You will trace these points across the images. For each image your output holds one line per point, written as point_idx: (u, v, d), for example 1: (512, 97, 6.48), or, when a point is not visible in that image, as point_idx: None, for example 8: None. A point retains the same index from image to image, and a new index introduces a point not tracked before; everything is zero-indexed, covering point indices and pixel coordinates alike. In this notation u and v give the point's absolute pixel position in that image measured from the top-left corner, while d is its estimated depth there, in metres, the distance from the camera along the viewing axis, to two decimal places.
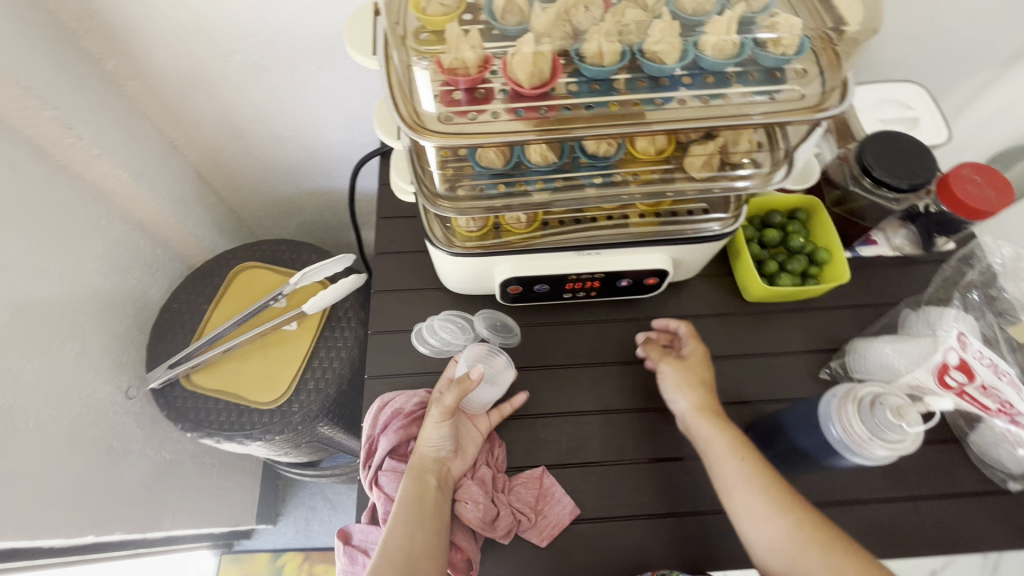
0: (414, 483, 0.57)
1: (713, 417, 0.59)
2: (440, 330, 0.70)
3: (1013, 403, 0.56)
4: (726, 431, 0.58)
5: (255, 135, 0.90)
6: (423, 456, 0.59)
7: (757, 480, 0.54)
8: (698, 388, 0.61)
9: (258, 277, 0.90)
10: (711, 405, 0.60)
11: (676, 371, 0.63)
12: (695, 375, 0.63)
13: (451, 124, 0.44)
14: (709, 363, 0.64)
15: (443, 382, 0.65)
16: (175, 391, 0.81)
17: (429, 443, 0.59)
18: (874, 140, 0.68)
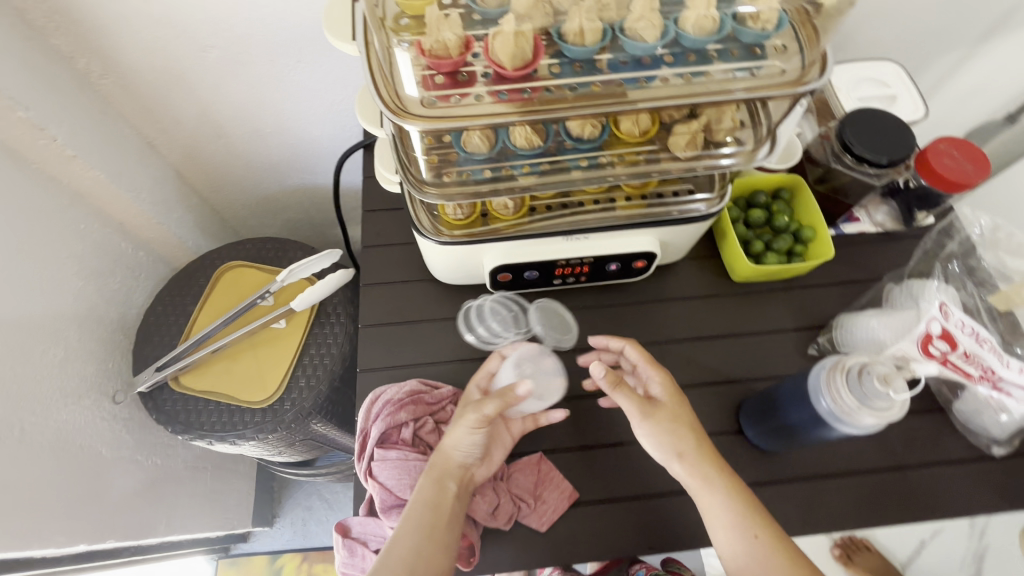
0: (431, 490, 0.55)
1: (719, 480, 0.56)
2: (490, 320, 0.69)
3: (995, 368, 0.58)
4: (734, 496, 0.55)
5: (235, 132, 0.89)
6: (449, 459, 0.57)
7: (774, 556, 0.53)
8: (689, 443, 0.57)
9: (244, 275, 0.89)
10: (709, 461, 0.57)
11: (660, 426, 0.58)
12: (681, 425, 0.58)
13: (434, 107, 0.43)
14: (681, 398, 0.60)
15: (483, 376, 0.64)
16: (164, 394, 0.80)
17: (457, 445, 0.57)
18: (854, 117, 0.69)
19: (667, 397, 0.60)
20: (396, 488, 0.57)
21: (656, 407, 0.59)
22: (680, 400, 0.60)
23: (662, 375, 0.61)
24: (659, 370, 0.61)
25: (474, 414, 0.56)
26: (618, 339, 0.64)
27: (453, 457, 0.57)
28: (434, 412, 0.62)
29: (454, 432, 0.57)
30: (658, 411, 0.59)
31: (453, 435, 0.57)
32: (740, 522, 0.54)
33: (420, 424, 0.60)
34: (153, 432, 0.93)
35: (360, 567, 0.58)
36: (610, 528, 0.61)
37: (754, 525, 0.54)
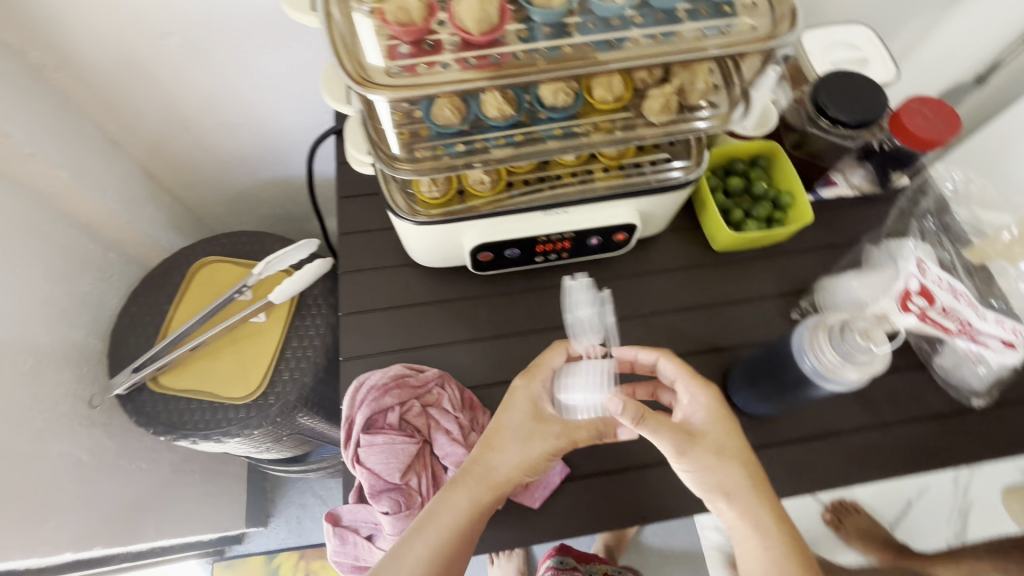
0: (470, 512, 0.52)
1: (774, 534, 0.50)
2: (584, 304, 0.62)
3: (972, 321, 0.59)
4: (787, 549, 0.50)
5: (202, 125, 0.86)
6: (505, 476, 0.53)
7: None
8: (738, 483, 0.51)
9: (220, 271, 0.86)
10: (760, 506, 0.51)
11: (703, 462, 0.52)
12: (728, 462, 0.52)
13: (400, 76, 0.42)
14: (729, 424, 0.53)
15: (546, 372, 0.56)
16: (143, 395, 0.78)
17: (517, 467, 0.53)
18: (827, 79, 0.69)
19: (713, 427, 0.53)
20: (384, 472, 0.56)
21: (697, 440, 0.52)
22: (730, 431, 0.53)
23: (711, 401, 0.54)
24: (707, 393, 0.54)
25: (557, 440, 0.54)
26: (648, 351, 0.58)
27: (509, 475, 0.53)
28: (420, 395, 0.61)
29: (520, 450, 0.54)
30: (698, 441, 0.52)
31: (518, 453, 0.53)
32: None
33: (406, 408, 0.59)
34: (136, 437, 0.91)
35: (353, 554, 0.57)
36: (602, 500, 0.62)
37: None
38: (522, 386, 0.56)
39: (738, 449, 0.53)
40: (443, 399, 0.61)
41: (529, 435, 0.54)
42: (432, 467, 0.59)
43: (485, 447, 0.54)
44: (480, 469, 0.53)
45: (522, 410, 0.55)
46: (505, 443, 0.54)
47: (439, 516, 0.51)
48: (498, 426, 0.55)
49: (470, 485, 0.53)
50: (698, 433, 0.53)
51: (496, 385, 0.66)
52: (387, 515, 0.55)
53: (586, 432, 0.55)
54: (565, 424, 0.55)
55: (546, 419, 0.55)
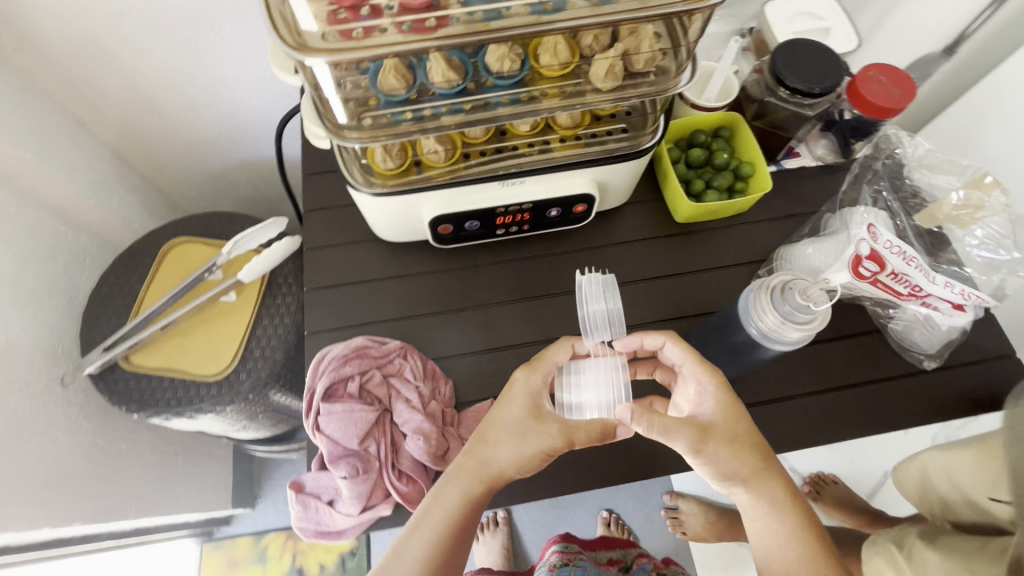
0: (462, 506, 0.50)
1: (787, 510, 0.51)
2: (595, 299, 0.58)
3: (921, 285, 0.60)
4: (800, 523, 0.51)
5: (168, 105, 0.85)
6: (497, 469, 0.51)
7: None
8: (751, 468, 0.50)
9: (192, 251, 0.87)
10: (773, 483, 0.51)
11: (719, 455, 0.49)
12: (743, 449, 0.50)
13: (336, 42, 0.43)
14: (733, 411, 0.51)
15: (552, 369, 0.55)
16: (115, 373, 0.78)
17: (513, 463, 0.51)
18: (783, 49, 0.69)
19: (721, 417, 0.51)
20: (343, 439, 0.58)
21: (712, 434, 0.50)
22: (740, 420, 0.51)
23: (719, 389, 0.52)
24: (714, 381, 0.52)
25: (552, 440, 0.50)
26: (656, 335, 0.55)
27: (503, 470, 0.51)
28: (382, 365, 0.62)
29: (513, 445, 0.51)
30: (711, 435, 0.50)
31: (512, 449, 0.51)
32: (811, 556, 0.50)
33: (366, 377, 0.61)
34: (114, 418, 0.92)
35: (316, 520, 0.59)
36: (563, 462, 0.64)
37: (822, 561, 0.50)
38: (521, 378, 0.54)
39: (745, 428, 0.51)
40: (404, 369, 0.62)
41: (525, 431, 0.51)
42: (393, 434, 0.60)
43: (478, 441, 0.52)
44: (473, 463, 0.51)
45: (517, 403, 0.52)
46: (500, 437, 0.51)
47: (430, 514, 0.50)
48: (492, 421, 0.52)
49: (460, 481, 0.51)
50: (709, 425, 0.50)
51: (459, 355, 0.67)
52: (346, 479, 0.56)
53: (585, 433, 0.51)
54: (562, 422, 0.51)
55: (544, 415, 0.52)
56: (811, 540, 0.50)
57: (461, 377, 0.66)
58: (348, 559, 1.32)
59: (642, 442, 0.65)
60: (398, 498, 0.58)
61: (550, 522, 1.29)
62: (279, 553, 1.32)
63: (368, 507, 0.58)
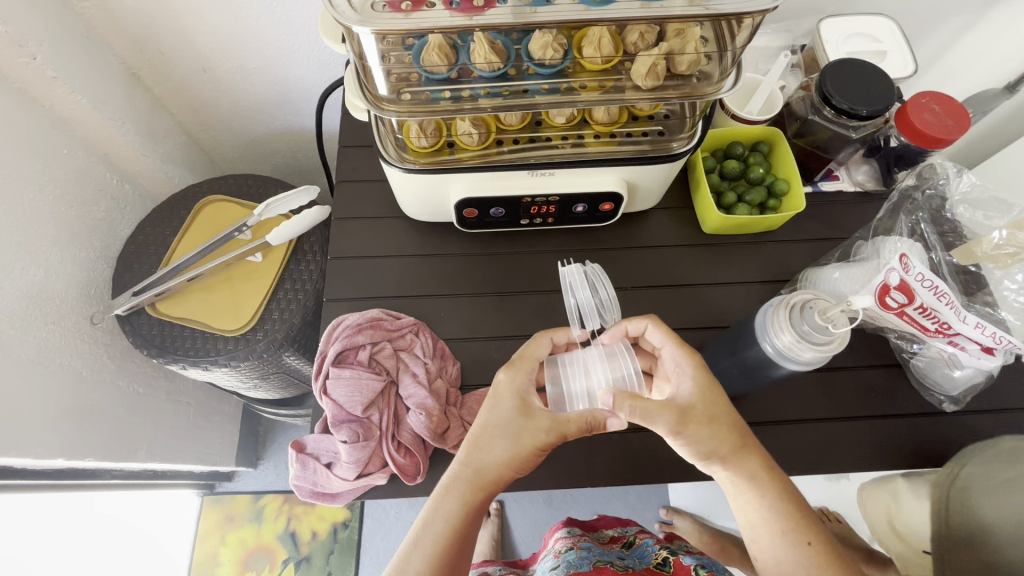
0: (462, 514, 0.49)
1: (766, 480, 0.49)
2: (579, 291, 0.64)
3: (949, 323, 0.59)
4: (782, 496, 0.49)
5: (219, 67, 0.88)
6: (492, 471, 0.49)
7: (830, 563, 0.47)
8: (731, 448, 0.49)
9: (224, 210, 0.90)
10: (753, 460, 0.50)
11: (698, 436, 0.49)
12: (722, 429, 0.50)
13: (385, 13, 0.44)
14: (709, 393, 0.51)
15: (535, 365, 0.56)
16: (141, 318, 0.81)
17: (508, 465, 0.50)
18: (833, 67, 0.68)
19: (700, 398, 0.50)
20: (347, 404, 0.59)
21: (689, 416, 0.49)
22: (717, 400, 0.50)
23: (698, 372, 0.52)
24: (692, 362, 0.53)
25: (544, 435, 0.50)
26: (637, 321, 0.57)
27: (498, 475, 0.50)
28: (393, 339, 0.64)
29: (507, 447, 0.50)
30: (693, 415, 0.49)
31: (507, 451, 0.50)
32: (792, 525, 0.48)
33: (377, 348, 0.62)
34: (135, 361, 0.95)
35: (312, 480, 0.60)
36: (561, 453, 0.64)
37: (805, 529, 0.48)
38: (506, 379, 0.53)
39: (726, 412, 0.50)
40: (415, 345, 0.63)
41: (518, 432, 0.50)
42: (396, 407, 0.61)
43: (471, 445, 0.51)
44: (468, 470, 0.50)
45: (506, 405, 0.52)
46: (492, 442, 0.50)
47: (430, 523, 0.48)
48: (483, 427, 0.51)
49: (457, 489, 0.49)
50: (688, 407, 0.50)
51: (470, 338, 0.68)
52: (345, 444, 0.57)
53: (575, 425, 0.50)
54: (552, 418, 0.51)
55: (533, 412, 0.51)
56: (786, 521, 0.48)
57: (468, 360, 0.66)
58: (341, 530, 1.34)
59: (640, 445, 0.65)
60: (394, 469, 0.58)
61: (541, 519, 1.29)
62: (274, 515, 1.35)
63: (363, 474, 0.59)
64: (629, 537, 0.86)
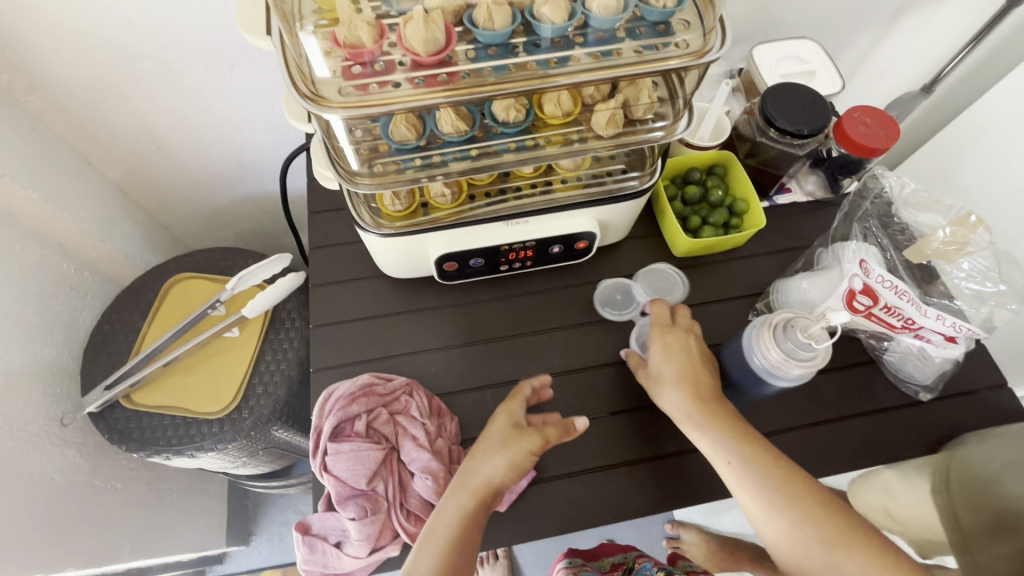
0: (463, 518, 0.53)
1: (712, 427, 0.56)
2: (616, 305, 0.73)
3: (914, 318, 0.63)
4: (729, 434, 0.55)
5: (174, 144, 0.87)
6: (488, 479, 0.54)
7: (774, 475, 0.53)
8: (686, 404, 0.58)
9: (194, 287, 0.88)
10: (709, 413, 0.57)
11: (667, 396, 0.59)
12: (682, 385, 0.59)
13: (352, 96, 0.44)
14: (686, 354, 0.60)
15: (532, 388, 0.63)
16: (115, 412, 0.78)
17: (500, 471, 0.55)
18: (772, 93, 0.73)
19: (668, 363, 0.60)
20: (350, 479, 0.58)
21: (658, 378, 0.61)
22: (689, 360, 0.60)
23: (659, 346, 0.61)
24: (665, 340, 0.61)
25: (532, 444, 0.56)
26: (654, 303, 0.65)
27: (491, 481, 0.54)
28: (388, 403, 0.63)
29: (500, 457, 0.55)
30: (660, 377, 0.60)
31: (502, 461, 0.55)
32: (743, 454, 0.54)
33: (372, 416, 0.61)
34: (110, 455, 0.90)
35: (323, 562, 0.58)
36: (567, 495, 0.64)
37: (754, 458, 0.54)
38: (502, 408, 0.60)
39: (694, 370, 0.59)
40: (410, 406, 0.62)
41: (508, 445, 0.56)
42: (400, 474, 0.60)
43: (468, 458, 0.56)
44: (464, 479, 0.54)
45: (497, 427, 0.58)
46: (486, 453, 0.56)
47: (433, 530, 0.52)
48: (478, 445, 0.57)
49: (456, 496, 0.54)
50: (659, 373, 0.61)
51: (464, 391, 0.67)
52: (354, 521, 0.56)
53: (555, 431, 0.58)
54: (537, 431, 0.57)
55: (522, 431, 0.57)
56: (738, 450, 0.54)
57: (466, 414, 0.66)
58: None
59: (648, 475, 0.64)
60: (406, 539, 0.58)
61: (549, 555, 1.26)
62: None
63: (376, 548, 0.57)
64: (628, 562, 0.88)
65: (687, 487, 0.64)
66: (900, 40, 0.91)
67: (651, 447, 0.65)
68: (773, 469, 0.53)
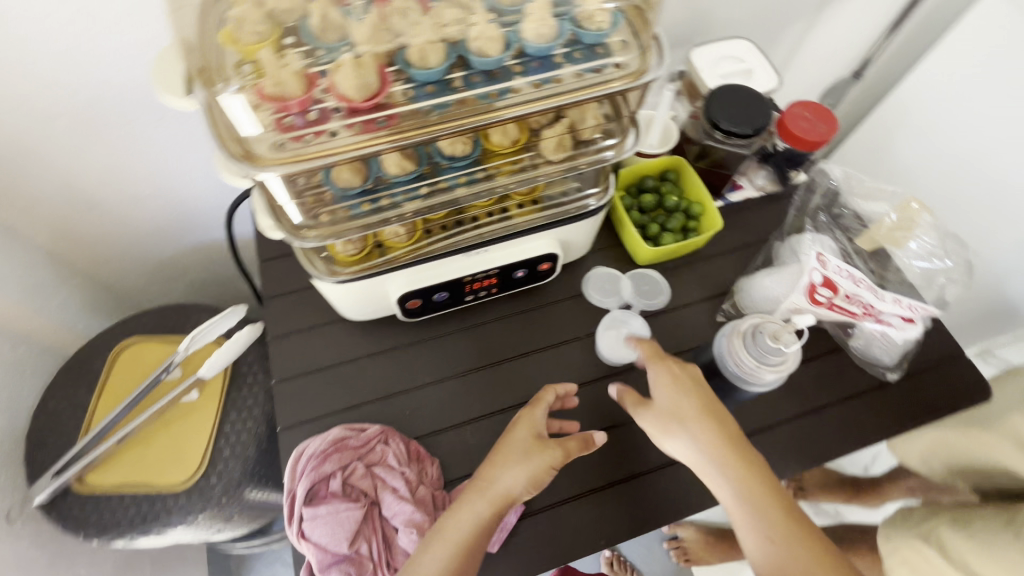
0: (476, 527, 0.51)
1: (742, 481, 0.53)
2: (604, 292, 0.74)
3: (872, 303, 0.65)
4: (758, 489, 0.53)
5: (106, 200, 0.81)
6: (507, 492, 0.53)
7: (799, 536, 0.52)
8: (712, 451, 0.55)
9: (145, 351, 0.83)
10: (736, 465, 0.54)
11: (683, 439, 0.56)
12: (701, 425, 0.56)
13: (288, 149, 0.42)
14: (699, 392, 0.58)
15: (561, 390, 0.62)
16: (68, 499, 0.72)
17: (521, 484, 0.53)
18: (714, 96, 0.74)
19: (683, 400, 0.57)
20: (330, 544, 0.55)
21: (675, 415, 0.57)
22: (702, 399, 0.58)
23: (672, 382, 0.58)
24: (681, 378, 0.59)
25: (555, 458, 0.55)
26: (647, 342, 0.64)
27: (509, 491, 0.53)
28: (362, 456, 0.60)
29: (520, 467, 0.54)
30: (678, 414, 0.57)
31: (521, 472, 0.54)
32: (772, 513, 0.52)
33: (348, 472, 0.58)
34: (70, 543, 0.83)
35: None
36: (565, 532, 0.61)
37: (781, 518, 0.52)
38: (526, 414, 0.58)
39: (712, 410, 0.57)
40: (387, 456, 0.60)
41: (531, 455, 0.55)
42: (383, 530, 0.58)
43: (486, 464, 0.55)
44: (483, 488, 0.53)
45: (520, 436, 0.56)
46: (507, 461, 0.54)
47: (445, 531, 0.51)
48: (498, 449, 0.56)
49: (473, 503, 0.52)
50: (675, 409, 0.57)
51: (442, 430, 0.65)
52: None
53: (576, 443, 0.57)
54: (560, 444, 0.56)
55: (546, 443, 0.56)
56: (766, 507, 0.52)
57: (447, 454, 0.64)
58: None
59: (638, 492, 0.63)
60: None
61: None
62: None
63: None
64: None
65: (676, 498, 0.63)
66: (827, 30, 0.94)
67: (638, 462, 0.65)
68: (800, 532, 0.52)
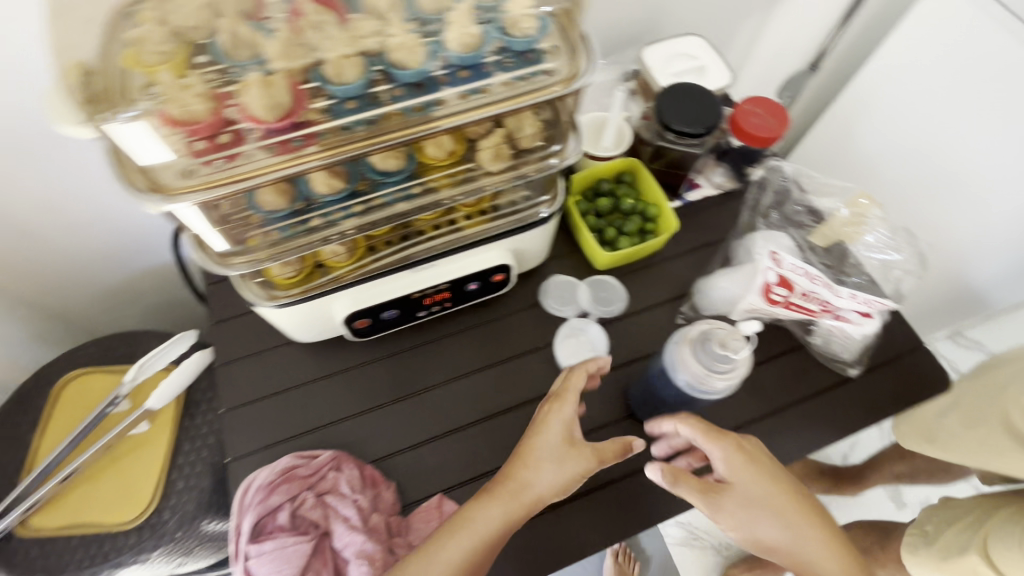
0: (501, 530, 0.51)
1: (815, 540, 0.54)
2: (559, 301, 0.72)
3: (829, 300, 0.65)
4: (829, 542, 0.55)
5: (39, 228, 0.77)
6: (537, 495, 0.52)
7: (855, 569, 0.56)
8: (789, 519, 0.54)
9: (91, 383, 0.79)
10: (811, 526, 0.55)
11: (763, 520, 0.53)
12: (776, 498, 0.54)
13: (201, 175, 0.40)
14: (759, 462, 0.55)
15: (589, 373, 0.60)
16: (12, 543, 0.69)
17: (554, 487, 0.53)
18: (663, 96, 0.73)
19: (753, 480, 0.54)
20: None
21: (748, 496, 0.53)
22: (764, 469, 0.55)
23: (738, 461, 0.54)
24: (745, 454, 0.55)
25: (588, 462, 0.54)
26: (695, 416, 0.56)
27: (537, 496, 0.52)
28: (313, 484, 0.58)
29: (554, 470, 0.53)
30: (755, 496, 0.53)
31: (552, 475, 0.53)
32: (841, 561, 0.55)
33: (298, 502, 0.56)
34: None
35: None
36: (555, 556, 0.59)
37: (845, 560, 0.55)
38: (558, 411, 0.56)
39: (778, 480, 0.55)
40: (339, 483, 0.57)
41: (562, 458, 0.53)
42: (335, 560, 0.56)
43: (519, 467, 0.53)
44: (515, 488, 0.52)
45: (555, 432, 0.54)
46: (540, 463, 0.53)
47: (472, 525, 0.50)
48: (529, 446, 0.54)
49: (503, 503, 0.51)
50: (751, 492, 0.54)
51: (398, 452, 0.63)
52: None
53: (610, 449, 0.56)
54: (592, 446, 0.55)
55: (578, 443, 0.55)
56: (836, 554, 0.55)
57: (403, 477, 0.62)
58: None
59: (602, 505, 0.61)
60: None
61: None
62: None
63: None
64: None
65: (640, 508, 0.62)
66: (781, 24, 0.94)
67: (602, 474, 0.63)
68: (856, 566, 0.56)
